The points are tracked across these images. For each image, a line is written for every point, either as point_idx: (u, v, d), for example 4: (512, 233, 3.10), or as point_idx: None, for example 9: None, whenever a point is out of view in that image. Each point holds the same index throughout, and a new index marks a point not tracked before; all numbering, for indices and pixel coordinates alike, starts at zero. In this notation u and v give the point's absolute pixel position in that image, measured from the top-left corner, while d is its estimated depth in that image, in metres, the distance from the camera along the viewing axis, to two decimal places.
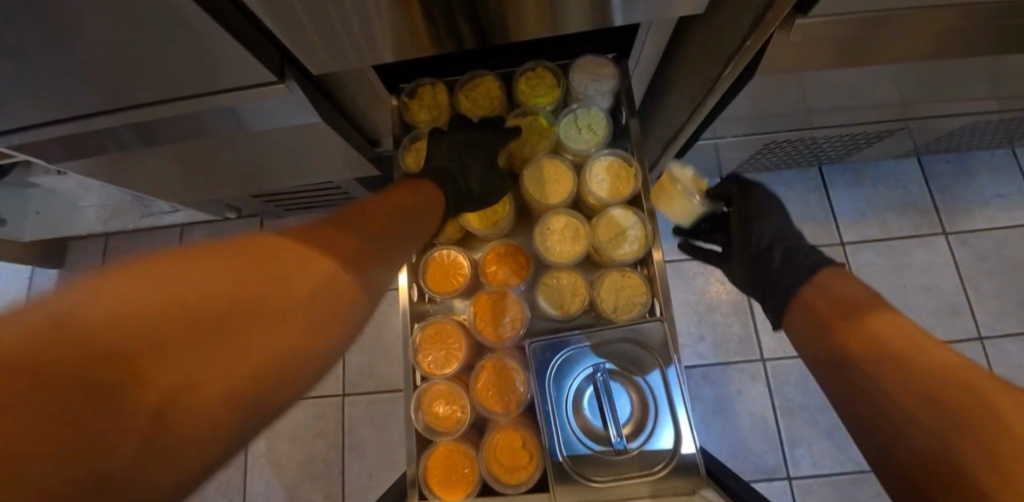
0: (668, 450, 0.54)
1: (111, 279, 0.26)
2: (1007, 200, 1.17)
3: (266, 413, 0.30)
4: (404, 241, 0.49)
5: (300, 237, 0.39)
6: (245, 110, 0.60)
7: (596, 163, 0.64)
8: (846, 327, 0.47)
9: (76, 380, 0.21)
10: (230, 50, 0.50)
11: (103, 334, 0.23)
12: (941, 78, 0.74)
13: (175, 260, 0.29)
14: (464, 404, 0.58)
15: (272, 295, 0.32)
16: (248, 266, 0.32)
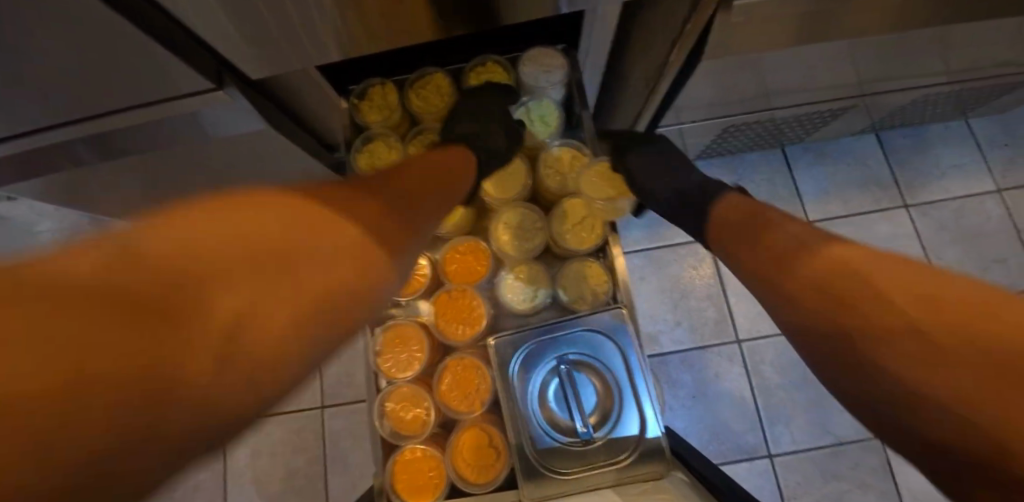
0: (634, 436, 0.54)
1: (183, 218, 0.32)
2: (963, 171, 1.20)
3: (307, 349, 0.35)
4: (431, 202, 0.52)
5: (345, 196, 0.44)
6: (209, 114, 0.59)
7: (550, 154, 0.64)
8: None
9: (140, 300, 0.26)
10: (166, 64, 0.48)
11: (165, 267, 0.28)
12: (892, 51, 0.75)
13: (239, 205, 0.35)
14: (428, 406, 0.57)
15: (311, 242, 0.37)
16: (322, 216, 0.39)
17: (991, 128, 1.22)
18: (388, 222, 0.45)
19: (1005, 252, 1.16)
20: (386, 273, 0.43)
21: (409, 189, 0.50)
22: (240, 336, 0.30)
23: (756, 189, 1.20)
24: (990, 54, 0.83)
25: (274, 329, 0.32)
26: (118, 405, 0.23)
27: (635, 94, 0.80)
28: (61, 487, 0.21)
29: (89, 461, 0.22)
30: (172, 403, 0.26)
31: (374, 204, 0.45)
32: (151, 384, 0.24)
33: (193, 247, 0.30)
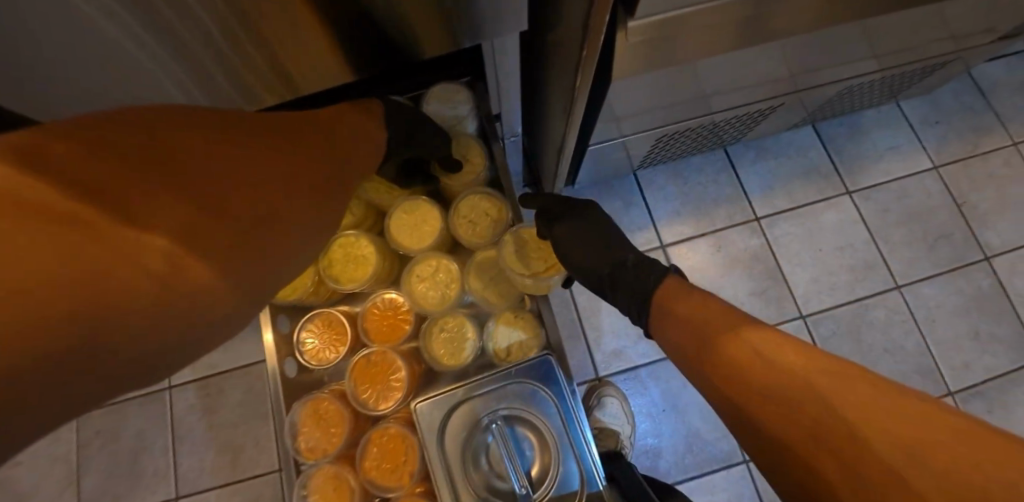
0: (576, 490, 0.51)
1: (81, 133, 0.28)
2: (899, 152, 1.22)
3: (246, 279, 0.34)
4: (370, 139, 0.52)
5: (267, 123, 0.41)
6: None
7: (463, 201, 0.60)
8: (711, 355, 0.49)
9: (56, 208, 0.23)
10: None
11: (85, 175, 0.25)
12: (813, 46, 0.74)
13: (142, 123, 0.32)
14: (352, 487, 0.52)
15: (238, 169, 0.35)
16: (246, 140, 0.37)
17: (921, 108, 1.25)
18: (329, 154, 0.45)
19: (949, 228, 1.18)
20: (319, 204, 0.42)
21: (348, 124, 0.50)
22: (183, 258, 0.28)
23: (703, 192, 1.20)
24: (909, 39, 0.84)
25: (222, 241, 0.31)
26: (82, 292, 0.22)
27: (554, 118, 0.76)
28: (46, 362, 0.19)
29: (66, 354, 0.20)
30: (123, 314, 0.24)
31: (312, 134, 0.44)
32: (100, 294, 0.22)
33: (111, 156, 0.28)
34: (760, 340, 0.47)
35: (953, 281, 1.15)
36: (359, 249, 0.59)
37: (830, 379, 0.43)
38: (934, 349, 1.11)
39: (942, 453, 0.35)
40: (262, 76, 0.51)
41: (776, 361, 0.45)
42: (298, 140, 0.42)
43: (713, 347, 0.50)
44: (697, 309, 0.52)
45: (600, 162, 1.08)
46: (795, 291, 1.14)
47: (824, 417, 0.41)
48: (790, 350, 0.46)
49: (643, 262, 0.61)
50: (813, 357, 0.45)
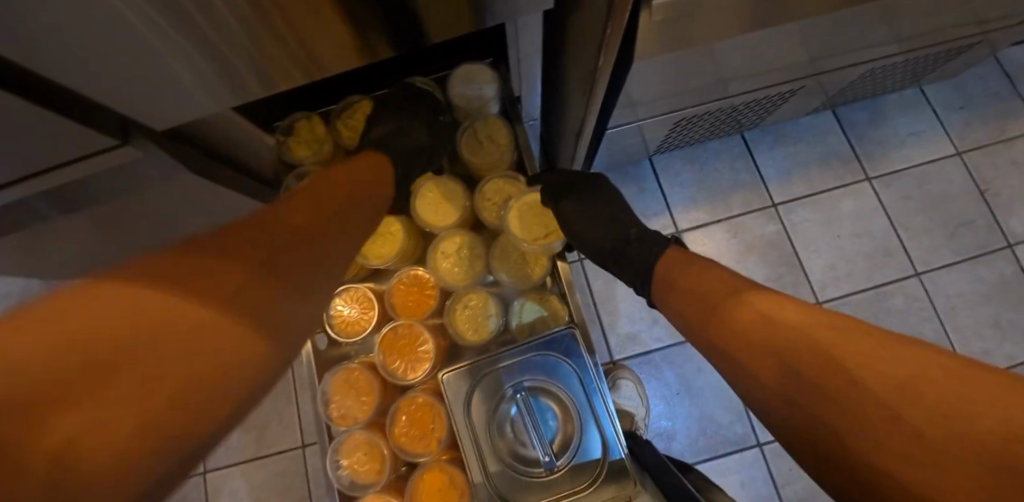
0: (598, 459, 0.53)
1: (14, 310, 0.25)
2: (921, 138, 1.20)
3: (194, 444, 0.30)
4: (364, 209, 0.50)
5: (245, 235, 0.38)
6: (129, 170, 0.57)
7: (489, 181, 0.61)
8: (712, 323, 0.49)
9: None
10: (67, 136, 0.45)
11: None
12: (837, 27, 0.73)
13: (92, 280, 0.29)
14: (383, 453, 0.55)
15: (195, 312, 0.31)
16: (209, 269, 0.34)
17: (944, 93, 1.22)
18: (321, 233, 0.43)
19: (970, 214, 1.16)
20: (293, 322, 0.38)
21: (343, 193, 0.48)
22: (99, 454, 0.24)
23: (719, 178, 1.20)
24: (937, 20, 0.82)
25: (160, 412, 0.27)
26: None
27: (574, 100, 0.76)
28: None
29: None
30: None
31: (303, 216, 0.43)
32: None
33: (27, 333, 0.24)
34: (760, 296, 0.46)
35: (973, 269, 1.13)
36: (386, 226, 0.61)
37: (823, 321, 0.41)
38: (953, 337, 1.10)
39: (925, 387, 0.32)
40: None
41: (774, 306, 0.44)
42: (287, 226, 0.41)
43: (717, 311, 0.49)
44: (702, 275, 0.53)
45: (616, 148, 1.08)
46: (812, 278, 1.14)
47: (804, 346, 0.40)
48: (783, 307, 0.44)
49: (647, 237, 0.64)
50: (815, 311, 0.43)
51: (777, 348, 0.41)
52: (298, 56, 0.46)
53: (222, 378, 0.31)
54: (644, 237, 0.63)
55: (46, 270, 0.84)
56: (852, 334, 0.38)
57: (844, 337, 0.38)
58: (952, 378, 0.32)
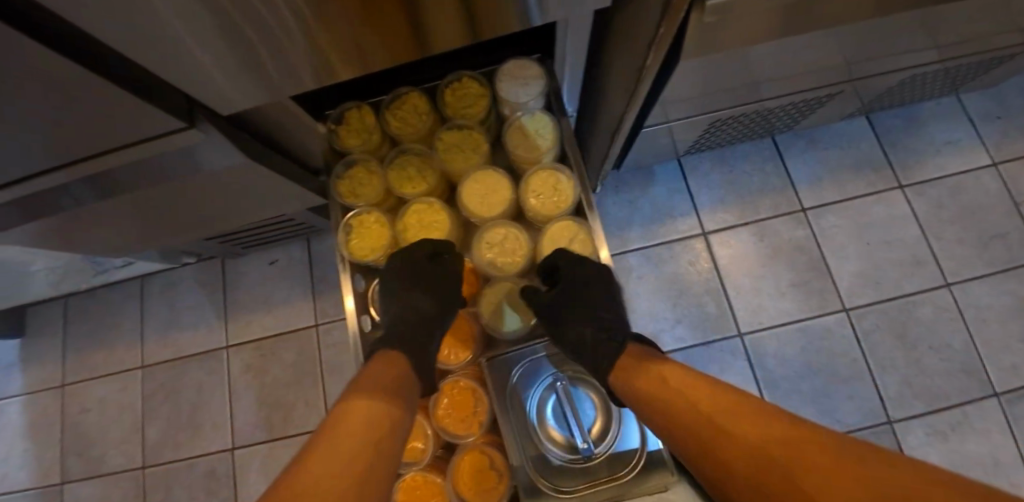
0: (636, 449, 0.54)
1: None
2: (957, 147, 1.19)
3: None
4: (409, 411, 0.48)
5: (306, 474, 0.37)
6: (191, 152, 0.59)
7: (534, 174, 0.63)
8: (642, 395, 0.48)
9: None
10: (144, 115, 0.47)
11: None
12: (882, 32, 0.73)
13: None
14: (426, 431, 0.57)
15: None
16: None
17: (983, 102, 1.20)
18: (378, 456, 0.41)
19: (1005, 227, 1.14)
20: None
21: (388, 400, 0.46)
22: None
23: (749, 181, 1.19)
24: (982, 28, 0.82)
25: None
26: None
27: (615, 96, 0.77)
28: None
29: None
30: None
31: (355, 441, 0.41)
32: None
33: None
34: (712, 395, 0.44)
35: (1006, 281, 1.12)
36: (431, 215, 0.63)
37: (770, 424, 0.38)
38: (982, 350, 1.09)
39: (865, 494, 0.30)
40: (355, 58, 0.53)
41: (722, 406, 0.42)
42: (341, 461, 0.39)
43: (645, 381, 0.48)
44: (660, 374, 0.48)
45: (646, 148, 1.08)
46: (840, 284, 1.13)
47: (755, 451, 0.37)
48: (709, 391, 0.44)
49: (600, 341, 0.54)
50: (764, 412, 0.40)
51: (710, 437, 0.41)
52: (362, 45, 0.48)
53: None
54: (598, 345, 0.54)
55: (99, 246, 0.88)
56: (796, 436, 0.36)
57: (765, 421, 0.39)
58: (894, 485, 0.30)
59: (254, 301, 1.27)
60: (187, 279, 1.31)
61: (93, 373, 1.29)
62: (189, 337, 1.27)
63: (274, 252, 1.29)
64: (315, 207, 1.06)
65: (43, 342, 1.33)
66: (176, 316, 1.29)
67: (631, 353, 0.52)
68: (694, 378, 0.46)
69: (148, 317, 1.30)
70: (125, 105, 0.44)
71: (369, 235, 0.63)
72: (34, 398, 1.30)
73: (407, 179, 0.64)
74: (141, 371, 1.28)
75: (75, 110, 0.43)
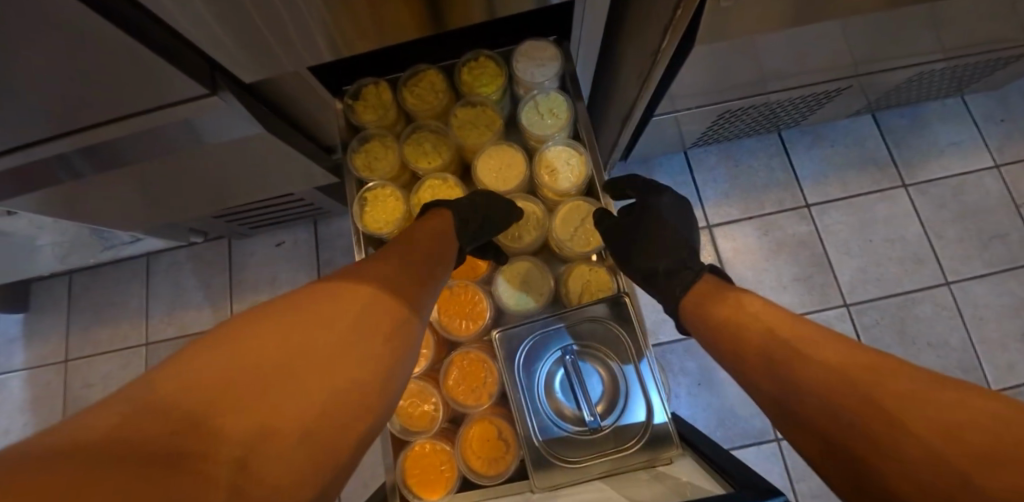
0: (641, 422, 0.55)
1: (190, 362, 0.32)
2: (961, 147, 1.20)
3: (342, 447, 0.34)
4: (430, 289, 0.50)
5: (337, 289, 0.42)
6: (205, 124, 0.60)
7: (549, 152, 0.64)
8: (714, 320, 0.50)
9: (166, 433, 0.26)
10: (161, 74, 0.48)
11: (182, 399, 0.28)
12: (889, 28, 0.74)
13: (236, 338, 0.35)
14: (436, 400, 0.58)
15: (309, 348, 0.36)
16: (310, 316, 0.38)
17: (988, 105, 1.22)
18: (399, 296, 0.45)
19: (1005, 228, 1.16)
20: (395, 349, 0.42)
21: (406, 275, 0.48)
22: (268, 453, 0.29)
23: (754, 175, 1.21)
24: (989, 27, 0.83)
25: (300, 424, 0.31)
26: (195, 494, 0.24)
27: (628, 83, 0.78)
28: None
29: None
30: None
31: (379, 294, 0.44)
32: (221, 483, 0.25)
33: (205, 379, 0.30)
34: (808, 331, 0.43)
35: (1005, 282, 1.13)
36: (445, 191, 0.64)
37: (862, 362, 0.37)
38: (979, 348, 1.10)
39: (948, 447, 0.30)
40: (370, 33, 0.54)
41: (809, 342, 0.41)
42: (375, 302, 0.43)
43: (715, 308, 0.51)
44: (738, 303, 0.49)
45: (654, 139, 1.10)
46: (841, 280, 1.14)
47: (820, 365, 0.39)
48: (783, 319, 0.45)
49: (676, 266, 0.58)
50: (864, 352, 0.39)
51: (769, 352, 0.43)
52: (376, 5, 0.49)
53: (343, 411, 0.35)
54: (675, 270, 0.57)
55: (108, 220, 0.89)
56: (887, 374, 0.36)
57: (834, 345, 0.40)
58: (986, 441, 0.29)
59: (259, 282, 1.28)
60: (192, 259, 1.32)
61: (97, 349, 1.30)
62: (193, 316, 1.28)
63: (280, 233, 1.30)
64: (324, 187, 1.07)
65: (46, 317, 1.33)
66: (180, 294, 1.30)
67: (707, 281, 0.55)
68: (771, 309, 0.47)
69: (153, 296, 1.31)
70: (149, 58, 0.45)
71: (384, 208, 0.64)
72: (36, 373, 1.31)
73: (422, 154, 0.65)
74: (145, 349, 1.28)
75: (102, 60, 0.43)
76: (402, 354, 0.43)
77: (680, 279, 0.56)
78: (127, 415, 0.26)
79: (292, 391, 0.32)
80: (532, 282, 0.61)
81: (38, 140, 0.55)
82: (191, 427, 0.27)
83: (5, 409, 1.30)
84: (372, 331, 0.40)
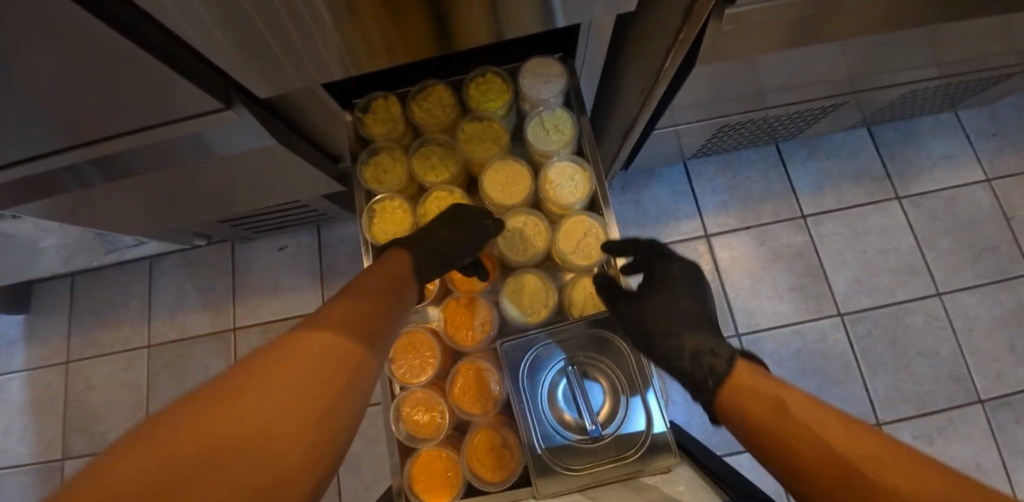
0: (641, 431, 0.56)
1: (115, 457, 0.27)
2: (954, 161, 1.23)
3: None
4: (390, 330, 0.48)
5: (293, 343, 0.39)
6: (212, 138, 0.61)
7: (554, 168, 0.65)
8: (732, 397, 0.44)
9: None
10: (173, 85, 0.49)
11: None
12: (881, 49, 0.76)
13: (174, 420, 0.30)
14: (442, 409, 0.60)
15: (263, 418, 0.32)
16: (263, 379, 0.35)
17: (980, 120, 1.25)
18: (363, 343, 0.43)
19: (996, 240, 1.18)
20: (356, 397, 0.41)
21: (375, 305, 0.47)
22: None
23: (752, 186, 1.23)
24: (978, 48, 0.85)
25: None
26: None
27: (631, 98, 0.80)
28: None
29: None
30: None
31: (341, 343, 0.41)
32: None
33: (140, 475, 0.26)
34: (848, 434, 0.36)
35: (995, 293, 1.16)
36: (452, 204, 0.66)
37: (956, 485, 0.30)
38: (969, 357, 1.12)
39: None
40: (380, 47, 0.56)
41: (840, 434, 0.36)
42: (336, 352, 0.40)
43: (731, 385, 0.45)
44: (756, 381, 0.44)
45: (654, 150, 1.11)
46: (835, 290, 1.17)
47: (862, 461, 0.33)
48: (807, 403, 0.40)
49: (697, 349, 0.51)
50: (931, 466, 0.32)
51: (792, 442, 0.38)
52: (385, 20, 0.50)
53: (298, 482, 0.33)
54: (702, 355, 0.50)
55: (114, 225, 0.90)
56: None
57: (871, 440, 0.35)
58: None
59: (262, 285, 1.29)
60: (195, 261, 1.33)
61: (98, 351, 1.30)
62: (196, 318, 1.29)
63: (284, 237, 1.31)
64: (329, 194, 1.09)
65: (48, 319, 1.34)
66: (182, 297, 1.31)
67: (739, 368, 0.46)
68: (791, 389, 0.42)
69: (155, 298, 1.32)
70: (160, 65, 0.46)
71: (393, 220, 0.66)
72: (37, 373, 1.31)
73: (430, 167, 0.67)
74: (147, 351, 1.29)
75: (113, 67, 0.44)
76: (357, 405, 0.40)
77: (709, 365, 0.48)
78: None
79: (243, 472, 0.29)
80: (532, 299, 0.62)
81: (47, 152, 0.58)
82: None
83: (5, 410, 1.30)
84: (332, 385, 0.38)
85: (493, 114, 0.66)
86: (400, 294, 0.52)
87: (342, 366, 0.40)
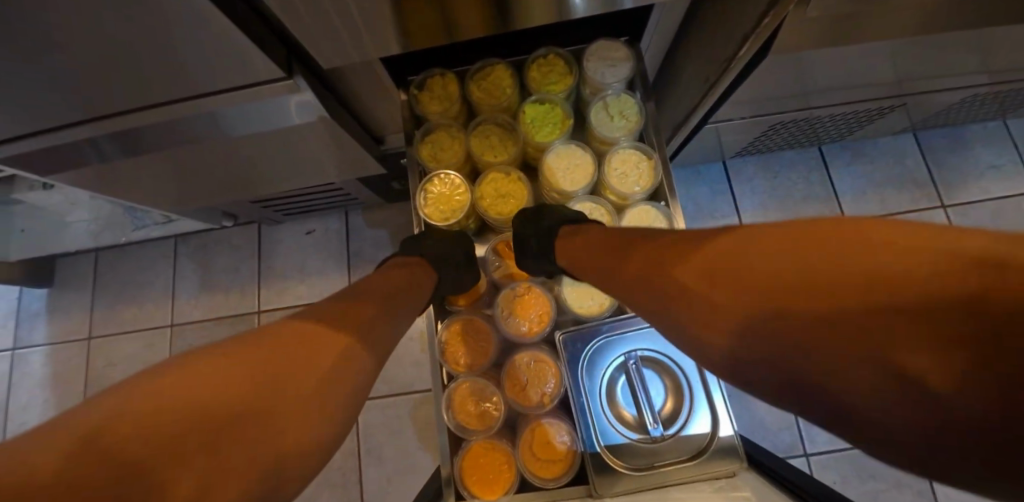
0: (705, 433, 0.54)
1: (148, 385, 0.30)
2: (1002, 171, 1.19)
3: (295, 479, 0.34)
4: (397, 325, 0.49)
5: (309, 323, 0.41)
6: (227, 113, 0.56)
7: (617, 155, 0.63)
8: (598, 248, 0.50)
9: (93, 484, 0.25)
10: (228, 54, 0.46)
11: (132, 440, 0.27)
12: (955, 49, 0.72)
13: (202, 361, 0.33)
14: (496, 401, 0.58)
15: (277, 381, 0.34)
16: (281, 346, 0.37)
17: None
18: (371, 332, 0.45)
19: None
20: (363, 384, 0.42)
21: (384, 312, 0.48)
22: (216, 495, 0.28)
23: (793, 188, 1.20)
24: None
25: (253, 458, 0.31)
26: None
27: (692, 87, 0.77)
28: None
29: None
30: None
31: (349, 329, 0.43)
32: None
33: (161, 407, 0.29)
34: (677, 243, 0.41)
35: None
36: (509, 187, 0.64)
37: (792, 269, 0.29)
38: None
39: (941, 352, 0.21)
40: (445, 19, 0.53)
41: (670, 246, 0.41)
42: (346, 335, 0.42)
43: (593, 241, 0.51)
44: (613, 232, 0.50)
45: (695, 146, 1.08)
46: None
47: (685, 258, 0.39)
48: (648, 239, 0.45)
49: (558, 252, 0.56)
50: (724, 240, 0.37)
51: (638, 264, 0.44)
52: None
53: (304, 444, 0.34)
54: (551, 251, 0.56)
55: (144, 203, 0.88)
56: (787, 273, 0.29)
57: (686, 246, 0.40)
58: (966, 331, 0.20)
59: (288, 270, 1.27)
60: (220, 242, 1.31)
61: (120, 328, 1.29)
62: (219, 299, 1.27)
63: (310, 221, 1.29)
64: (364, 178, 1.07)
65: (71, 293, 1.33)
66: (206, 278, 1.29)
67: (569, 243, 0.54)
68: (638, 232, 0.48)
69: (179, 277, 1.30)
70: (219, 30, 0.43)
71: (449, 201, 0.64)
72: (58, 349, 1.30)
73: (489, 148, 0.65)
74: (169, 330, 1.28)
75: (156, 27, 0.41)
76: (365, 383, 0.42)
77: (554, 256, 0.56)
78: (63, 458, 0.25)
79: (253, 419, 0.32)
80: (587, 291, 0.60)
81: (83, 121, 0.56)
82: (134, 468, 0.26)
83: (25, 384, 1.29)
84: (343, 362, 0.40)
85: (556, 97, 0.64)
86: (413, 297, 0.54)
87: (353, 351, 0.41)
